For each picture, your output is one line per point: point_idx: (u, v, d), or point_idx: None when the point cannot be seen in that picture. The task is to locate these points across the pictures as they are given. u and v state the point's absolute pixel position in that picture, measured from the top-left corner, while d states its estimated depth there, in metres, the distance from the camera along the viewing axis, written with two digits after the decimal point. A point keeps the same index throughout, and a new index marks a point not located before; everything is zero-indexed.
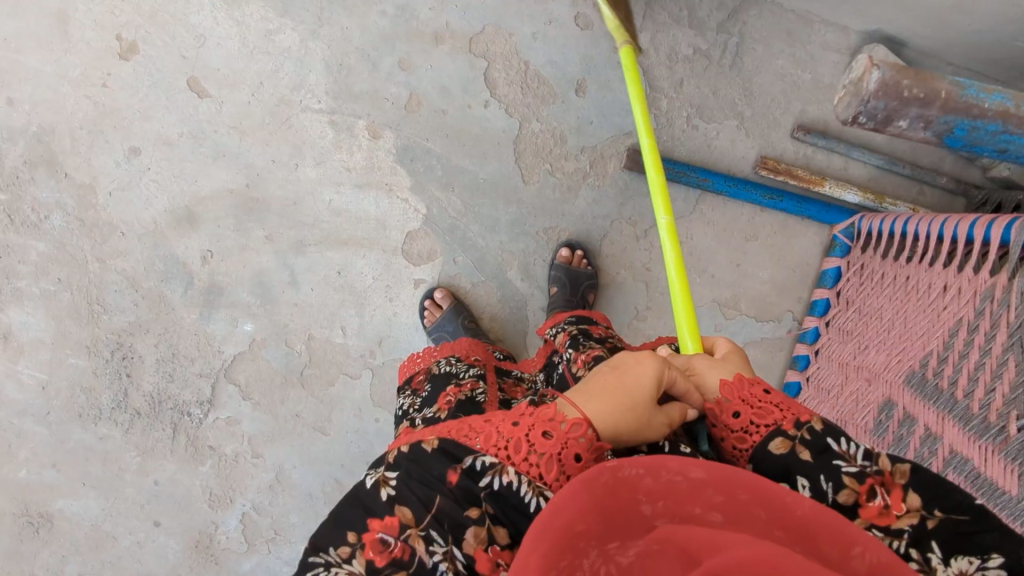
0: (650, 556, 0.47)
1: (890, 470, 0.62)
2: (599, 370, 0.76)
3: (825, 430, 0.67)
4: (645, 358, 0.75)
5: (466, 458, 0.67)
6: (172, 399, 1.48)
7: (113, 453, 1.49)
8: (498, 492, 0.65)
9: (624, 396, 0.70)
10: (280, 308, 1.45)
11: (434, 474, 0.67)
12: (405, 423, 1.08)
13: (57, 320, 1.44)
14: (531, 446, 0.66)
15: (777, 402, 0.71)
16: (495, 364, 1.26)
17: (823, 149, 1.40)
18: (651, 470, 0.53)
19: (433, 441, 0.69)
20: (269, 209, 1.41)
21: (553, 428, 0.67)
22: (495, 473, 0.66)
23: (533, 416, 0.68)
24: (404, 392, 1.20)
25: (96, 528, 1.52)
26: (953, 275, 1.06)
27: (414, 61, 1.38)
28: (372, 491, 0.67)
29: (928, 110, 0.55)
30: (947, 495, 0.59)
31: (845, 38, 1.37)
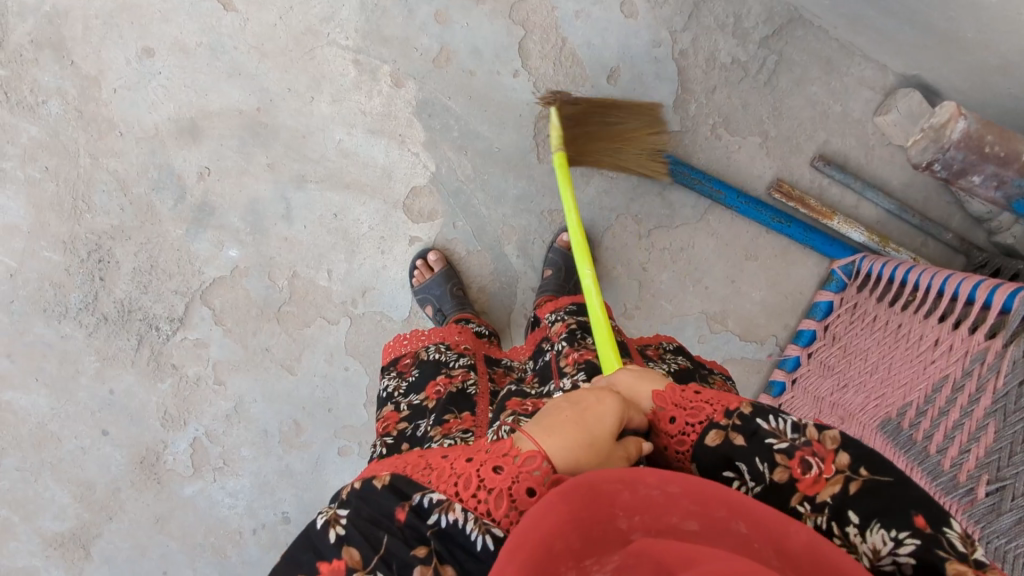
0: (628, 565, 0.45)
1: (817, 438, 0.64)
2: (559, 404, 0.73)
3: (754, 413, 0.67)
4: (606, 397, 0.73)
5: (414, 495, 0.67)
6: (142, 311, 1.44)
7: (71, 354, 1.46)
8: (445, 530, 0.65)
9: (583, 430, 0.68)
10: (269, 240, 1.41)
11: (387, 513, 0.67)
12: (389, 407, 1.18)
13: (38, 210, 1.40)
14: (481, 481, 0.65)
15: (708, 397, 0.71)
16: (484, 353, 1.30)
17: (839, 183, 1.39)
18: (630, 485, 0.54)
19: (384, 477, 0.69)
20: (276, 137, 1.38)
21: (506, 462, 0.66)
22: (443, 510, 0.65)
23: (488, 452, 0.67)
24: (388, 374, 1.27)
25: (42, 427, 1.49)
26: (947, 331, 1.06)
27: (450, 16, 1.34)
28: (324, 531, 0.68)
29: (1001, 168, 0.92)
30: (873, 460, 0.61)
31: (881, 77, 1.36)
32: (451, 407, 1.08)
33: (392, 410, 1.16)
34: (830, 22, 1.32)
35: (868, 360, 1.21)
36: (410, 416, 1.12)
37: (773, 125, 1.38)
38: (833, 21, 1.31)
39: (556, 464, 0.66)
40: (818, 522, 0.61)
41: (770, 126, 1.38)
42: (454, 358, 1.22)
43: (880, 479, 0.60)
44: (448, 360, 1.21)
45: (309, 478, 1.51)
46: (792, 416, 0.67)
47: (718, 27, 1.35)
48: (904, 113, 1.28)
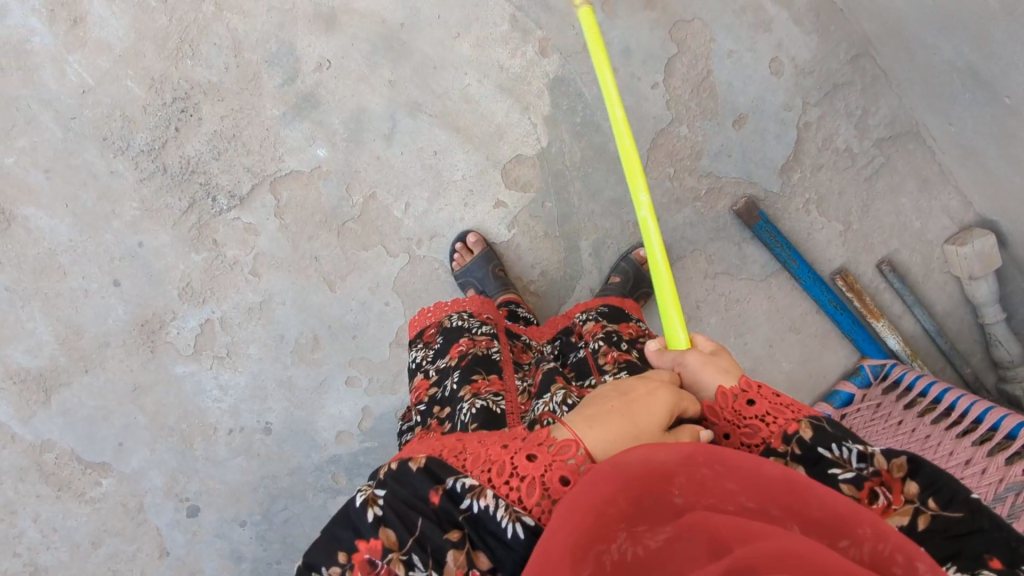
0: (682, 543, 0.52)
1: (886, 468, 0.64)
2: (610, 393, 0.74)
3: (815, 440, 0.68)
4: (657, 391, 0.74)
5: (448, 479, 0.65)
6: (205, 176, 1.37)
7: (114, 193, 1.37)
8: (476, 516, 0.64)
9: (629, 422, 0.69)
10: (361, 154, 1.38)
11: (419, 494, 0.65)
12: (419, 375, 1.16)
13: (138, 37, 1.32)
14: (515, 468, 0.65)
15: (762, 412, 0.71)
16: (505, 324, 1.27)
17: (893, 291, 1.49)
18: (687, 462, 0.58)
19: (422, 458, 0.67)
20: (408, 58, 1.35)
21: (540, 452, 0.66)
22: (474, 496, 0.64)
23: (525, 440, 0.67)
24: (415, 344, 1.25)
25: (51, 256, 1.39)
26: (982, 456, 1.15)
27: (616, 9, 1.36)
28: (359, 509, 0.66)
29: None
30: (942, 493, 0.62)
31: (963, 211, 1.47)
32: (478, 367, 1.05)
33: (422, 379, 1.14)
34: (943, 147, 1.41)
35: None
36: (438, 379, 1.09)
37: (858, 219, 1.46)
38: (947, 147, 1.40)
39: (594, 456, 0.67)
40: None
41: (854, 219, 1.46)
42: (478, 326, 1.20)
43: (950, 514, 0.61)
44: (471, 328, 1.19)
45: (308, 397, 1.48)
46: (857, 442, 0.66)
47: (845, 114, 1.42)
48: (976, 251, 1.40)
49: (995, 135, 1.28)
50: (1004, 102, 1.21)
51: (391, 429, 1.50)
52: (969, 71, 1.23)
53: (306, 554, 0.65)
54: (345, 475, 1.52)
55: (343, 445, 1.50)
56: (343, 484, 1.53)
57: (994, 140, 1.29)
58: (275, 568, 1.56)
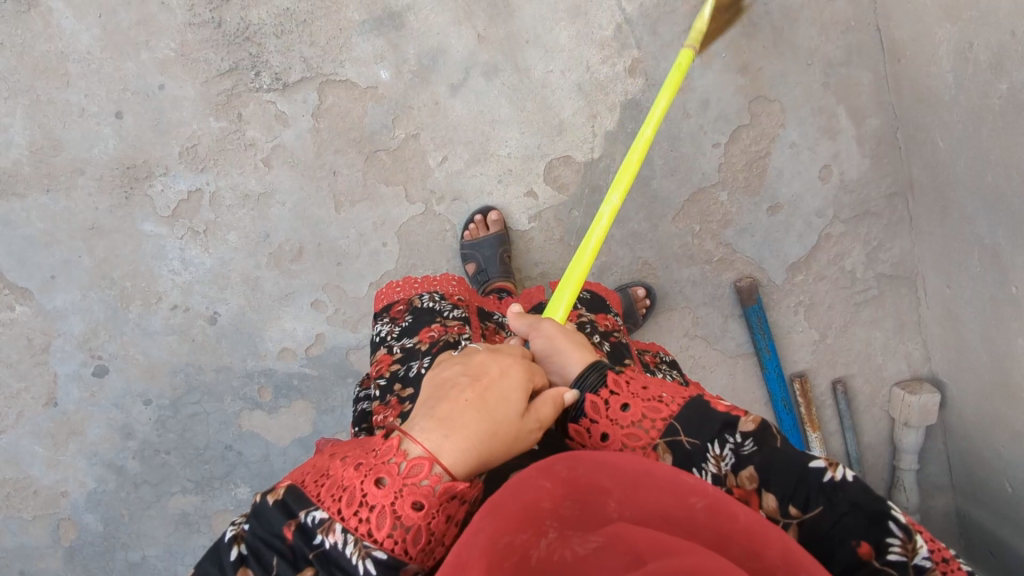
0: (609, 560, 0.44)
1: (737, 484, 0.63)
2: (461, 377, 0.70)
3: (677, 465, 0.66)
4: (508, 373, 0.70)
5: (301, 512, 0.59)
6: (259, 48, 1.29)
7: (155, 24, 1.27)
8: (332, 553, 0.58)
9: (487, 418, 0.64)
10: (423, 92, 1.34)
11: (274, 531, 0.60)
12: (380, 350, 1.08)
13: None
14: (363, 497, 0.58)
15: (624, 440, 0.68)
16: (477, 305, 1.21)
17: (835, 410, 1.58)
18: (633, 481, 0.49)
19: (279, 492, 0.61)
20: (506, 22, 1.33)
21: (388, 474, 0.58)
22: (325, 532, 0.58)
23: (374, 458, 0.60)
24: (380, 318, 1.15)
25: (61, 59, 1.27)
26: None
27: (712, 61, 1.38)
28: (224, 546, 0.61)
29: None
30: (795, 498, 0.60)
31: (920, 363, 1.57)
32: (448, 359, 0.97)
33: (384, 354, 1.06)
34: (931, 302, 1.51)
35: None
36: (402, 357, 1.02)
37: (834, 335, 1.54)
38: (934, 304, 1.50)
39: (453, 471, 0.60)
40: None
41: (831, 335, 1.54)
42: (450, 310, 1.11)
43: (810, 515, 0.60)
44: (444, 311, 1.10)
45: (268, 303, 1.41)
46: (712, 451, 0.65)
47: (863, 239, 1.50)
48: (919, 404, 1.51)
49: (983, 313, 1.37)
50: (1008, 290, 1.29)
51: (336, 364, 1.45)
52: (990, 249, 1.30)
53: None
54: (272, 391, 1.45)
55: (282, 362, 1.44)
56: (266, 400, 1.46)
57: (980, 316, 1.38)
58: (160, 457, 1.47)
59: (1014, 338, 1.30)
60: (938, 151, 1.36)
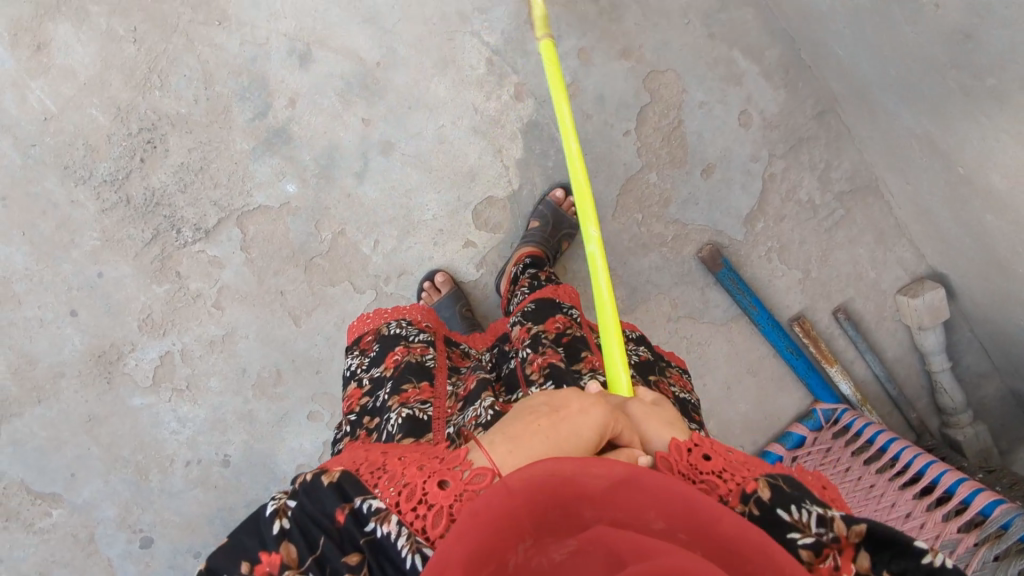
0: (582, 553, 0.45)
1: (844, 532, 0.57)
2: (540, 407, 0.70)
3: (774, 501, 0.62)
4: (592, 408, 0.69)
5: (358, 498, 0.66)
6: (170, 208, 1.34)
7: (73, 223, 1.33)
8: (380, 540, 0.64)
9: (554, 445, 0.65)
10: (332, 191, 1.37)
11: (326, 511, 0.66)
12: (351, 384, 1.11)
13: (104, 65, 1.28)
14: (425, 494, 0.63)
15: (718, 469, 0.65)
16: (444, 333, 1.23)
17: (847, 338, 1.54)
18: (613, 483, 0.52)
19: (334, 475, 0.68)
20: (383, 96, 1.34)
21: (451, 478, 0.63)
22: (380, 520, 0.64)
23: (438, 463, 0.65)
24: (351, 352, 1.19)
25: (6, 283, 1.35)
26: (920, 509, 1.23)
27: (592, 57, 1.37)
28: (268, 519, 0.67)
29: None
30: (889, 552, 0.56)
31: (916, 263, 1.52)
32: (409, 377, 1.02)
33: (355, 388, 1.09)
34: (900, 203, 1.46)
35: None
36: (370, 390, 1.05)
37: (817, 267, 1.51)
38: (903, 203, 1.45)
39: None
40: None
41: (814, 268, 1.51)
42: (416, 334, 1.16)
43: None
44: (409, 336, 1.15)
45: (268, 430, 1.46)
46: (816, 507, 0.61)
47: (809, 167, 1.46)
48: (926, 303, 1.45)
49: (949, 199, 1.32)
50: (958, 171, 1.25)
51: None
52: (926, 139, 1.27)
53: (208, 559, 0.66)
54: None
55: None
56: None
57: (948, 202, 1.33)
58: None
59: (983, 214, 1.27)
60: (843, 61, 1.32)
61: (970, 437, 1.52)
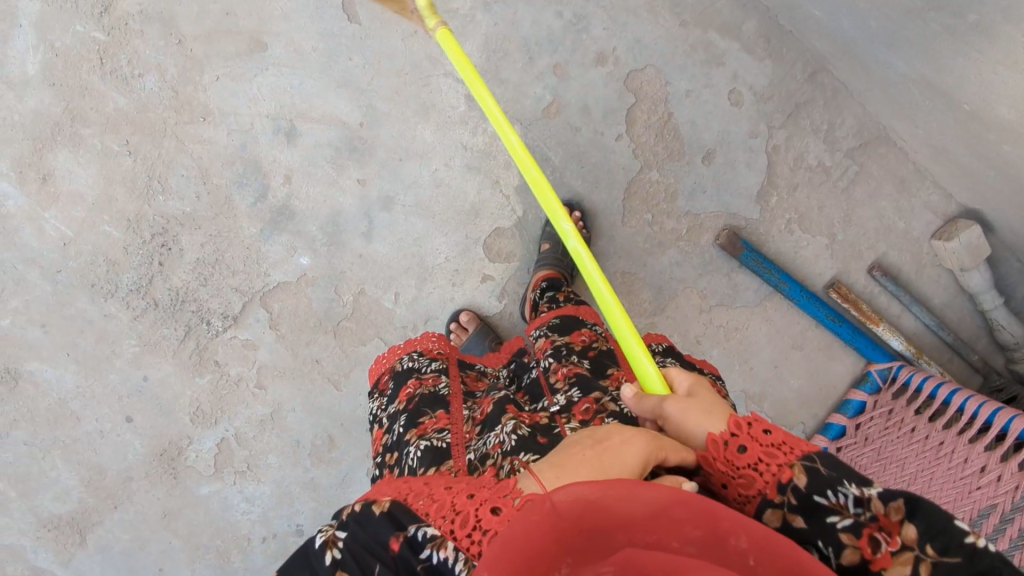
0: None
1: (885, 512, 0.56)
2: (582, 442, 0.65)
3: (811, 488, 0.59)
4: (634, 438, 0.64)
5: (410, 526, 0.59)
6: (196, 303, 1.39)
7: (111, 335, 1.39)
8: (436, 566, 0.57)
9: (599, 472, 0.60)
10: (343, 255, 1.39)
11: (380, 540, 0.60)
12: (375, 426, 1.11)
13: (108, 182, 1.33)
14: (478, 521, 0.57)
15: (752, 460, 0.61)
16: (458, 356, 1.23)
17: (888, 293, 1.49)
18: None
19: (384, 504, 0.62)
20: (373, 154, 1.36)
21: (504, 504, 0.57)
22: (435, 547, 0.57)
23: (489, 491, 0.59)
24: (372, 393, 1.20)
25: (62, 404, 1.41)
26: (995, 462, 1.16)
27: (569, 71, 1.37)
28: (319, 552, 0.61)
29: None
30: (939, 536, 0.53)
31: (945, 203, 1.46)
32: (424, 409, 1.01)
33: (378, 429, 1.09)
34: (914, 147, 1.41)
35: (905, 471, 1.31)
36: (390, 427, 1.05)
37: (842, 229, 1.47)
38: (917, 147, 1.40)
39: None
40: None
41: (839, 230, 1.47)
42: (428, 364, 1.15)
43: (949, 560, 0.53)
44: (421, 367, 1.14)
45: (332, 494, 1.49)
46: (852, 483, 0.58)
47: (812, 131, 1.43)
48: (964, 244, 1.38)
49: (962, 136, 1.27)
50: (964, 109, 1.20)
51: None
52: (923, 82, 1.22)
53: None
54: None
55: None
56: None
57: (961, 140, 1.28)
58: None
59: (1000, 146, 1.21)
60: (821, 20, 1.28)
61: None
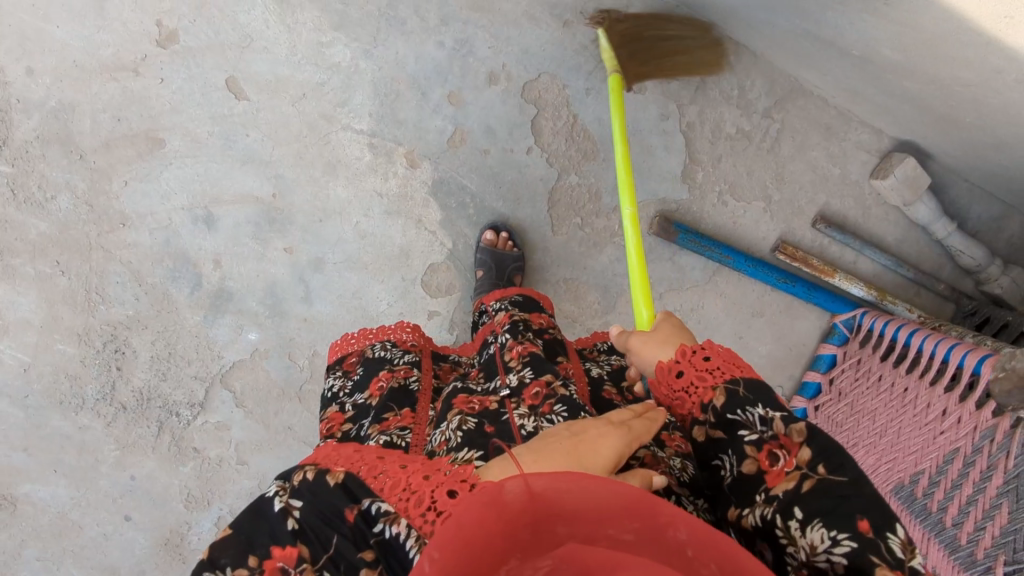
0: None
1: (785, 431, 0.60)
2: (558, 430, 0.64)
3: (725, 405, 0.64)
4: (611, 432, 0.64)
5: (365, 499, 0.59)
6: (161, 398, 1.43)
7: (90, 445, 1.44)
8: (388, 542, 0.58)
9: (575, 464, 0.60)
10: (289, 322, 1.42)
11: (336, 511, 0.60)
12: (333, 408, 1.01)
13: (50, 304, 1.38)
14: (432, 503, 0.56)
15: (686, 382, 0.68)
16: (431, 348, 1.12)
17: (839, 243, 1.46)
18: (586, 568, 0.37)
19: (339, 475, 0.61)
20: (292, 221, 1.37)
21: (461, 488, 0.56)
22: (388, 522, 0.58)
23: (447, 473, 0.58)
24: (332, 371, 1.09)
25: (63, 516, 1.47)
26: (953, 403, 1.14)
27: (463, 96, 1.35)
28: (277, 517, 0.61)
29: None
30: (832, 457, 0.57)
31: (877, 140, 1.41)
32: (390, 404, 0.92)
33: (337, 411, 0.99)
34: (829, 93, 1.36)
35: (877, 423, 1.29)
36: (354, 416, 0.95)
37: (777, 189, 1.44)
38: (832, 93, 1.35)
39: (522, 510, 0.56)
40: (766, 513, 0.58)
41: (773, 191, 1.44)
42: (402, 355, 1.04)
43: (835, 479, 0.56)
44: (393, 358, 1.03)
45: None
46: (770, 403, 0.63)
47: (723, 99, 1.39)
48: (900, 179, 1.33)
49: (866, 78, 1.22)
50: (854, 54, 1.16)
51: None
52: (809, 35, 1.18)
53: (211, 554, 0.60)
54: None
55: None
56: None
57: (867, 81, 1.23)
58: None
59: (901, 83, 1.17)
60: None
61: (1009, 287, 1.40)
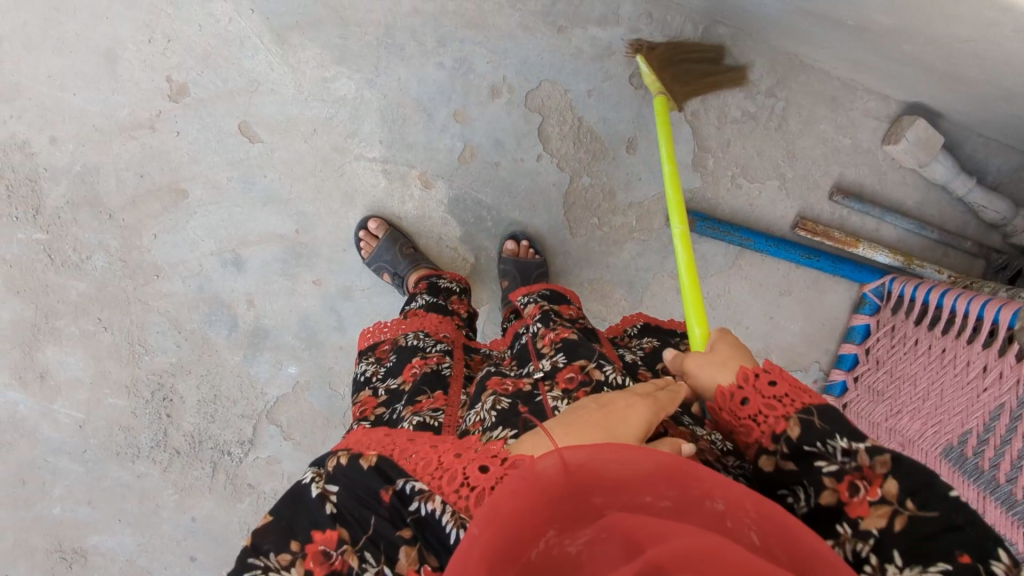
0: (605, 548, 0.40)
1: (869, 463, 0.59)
2: (586, 404, 0.67)
3: (801, 437, 0.62)
4: (638, 402, 0.67)
5: (398, 479, 0.63)
6: (212, 439, 1.47)
7: (150, 492, 1.49)
8: (424, 518, 0.61)
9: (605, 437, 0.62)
10: (326, 351, 1.45)
11: (373, 492, 0.63)
12: (365, 392, 1.01)
13: (97, 360, 1.43)
14: (465, 479, 0.60)
15: (771, 396, 0.65)
16: (462, 339, 1.14)
17: (858, 212, 1.46)
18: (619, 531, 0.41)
19: (371, 458, 0.64)
20: (317, 254, 1.42)
21: (492, 462, 0.60)
22: (422, 500, 0.61)
23: (478, 450, 0.62)
24: (365, 359, 1.10)
25: (132, 562, 1.51)
26: (994, 359, 1.12)
27: (469, 113, 1.38)
28: (314, 501, 0.64)
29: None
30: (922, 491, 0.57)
31: (885, 106, 1.41)
32: (423, 388, 0.92)
33: (369, 396, 0.99)
34: (830, 65, 1.36)
35: (919, 387, 1.28)
36: (386, 399, 0.95)
37: (789, 166, 1.44)
38: (834, 64, 1.35)
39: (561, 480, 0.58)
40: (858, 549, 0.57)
41: (785, 168, 1.44)
42: (433, 343, 1.05)
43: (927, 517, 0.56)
44: (425, 346, 1.04)
45: None
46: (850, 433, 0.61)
47: None
48: (913, 141, 1.32)
49: (866, 46, 1.22)
50: (849, 24, 1.16)
51: None
52: (802, 11, 1.19)
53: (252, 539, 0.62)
54: None
55: None
56: None
57: (866, 49, 1.23)
58: None
59: (900, 47, 1.17)
60: None
61: None
